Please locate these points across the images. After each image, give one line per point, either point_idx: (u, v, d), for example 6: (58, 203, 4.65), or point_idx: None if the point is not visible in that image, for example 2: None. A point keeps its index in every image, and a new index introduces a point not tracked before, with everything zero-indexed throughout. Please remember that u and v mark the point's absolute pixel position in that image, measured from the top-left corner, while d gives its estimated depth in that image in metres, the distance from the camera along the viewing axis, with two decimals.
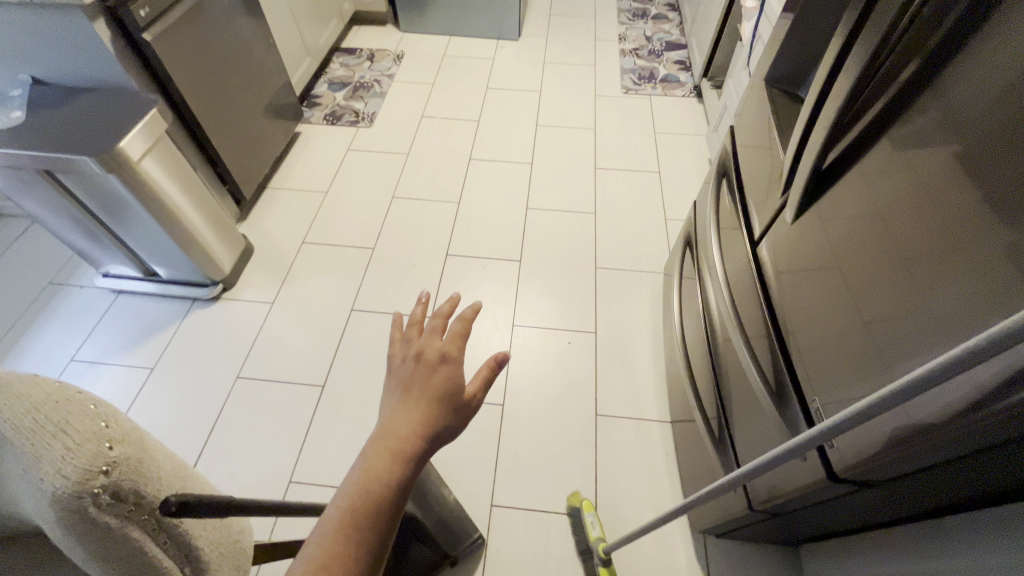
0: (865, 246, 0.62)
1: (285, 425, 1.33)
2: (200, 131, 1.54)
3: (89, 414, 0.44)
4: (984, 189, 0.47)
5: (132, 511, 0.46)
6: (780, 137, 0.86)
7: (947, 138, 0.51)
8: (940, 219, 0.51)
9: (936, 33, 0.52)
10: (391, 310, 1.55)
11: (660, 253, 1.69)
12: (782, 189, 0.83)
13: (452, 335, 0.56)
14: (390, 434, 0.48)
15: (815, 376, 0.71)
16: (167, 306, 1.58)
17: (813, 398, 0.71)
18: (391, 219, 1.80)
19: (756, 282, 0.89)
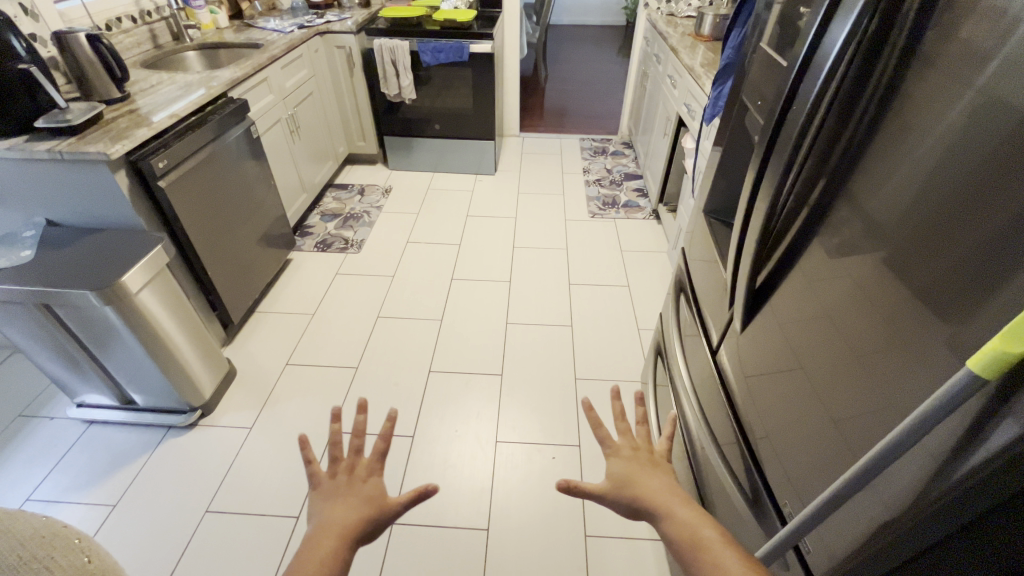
0: (821, 349, 0.69)
1: (253, 564, 1.23)
2: (197, 261, 1.63)
3: (74, 548, 0.46)
4: (911, 291, 0.55)
5: None
6: (721, 258, 1.00)
7: (872, 247, 0.60)
8: (878, 324, 0.59)
9: (841, 166, 0.65)
10: (372, 429, 1.54)
11: (636, 362, 1.76)
12: (728, 304, 0.93)
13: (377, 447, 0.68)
14: (331, 531, 0.59)
15: (789, 475, 0.74)
16: (139, 435, 1.54)
17: (784, 501, 0.75)
18: (375, 338, 1.86)
19: (719, 388, 0.96)
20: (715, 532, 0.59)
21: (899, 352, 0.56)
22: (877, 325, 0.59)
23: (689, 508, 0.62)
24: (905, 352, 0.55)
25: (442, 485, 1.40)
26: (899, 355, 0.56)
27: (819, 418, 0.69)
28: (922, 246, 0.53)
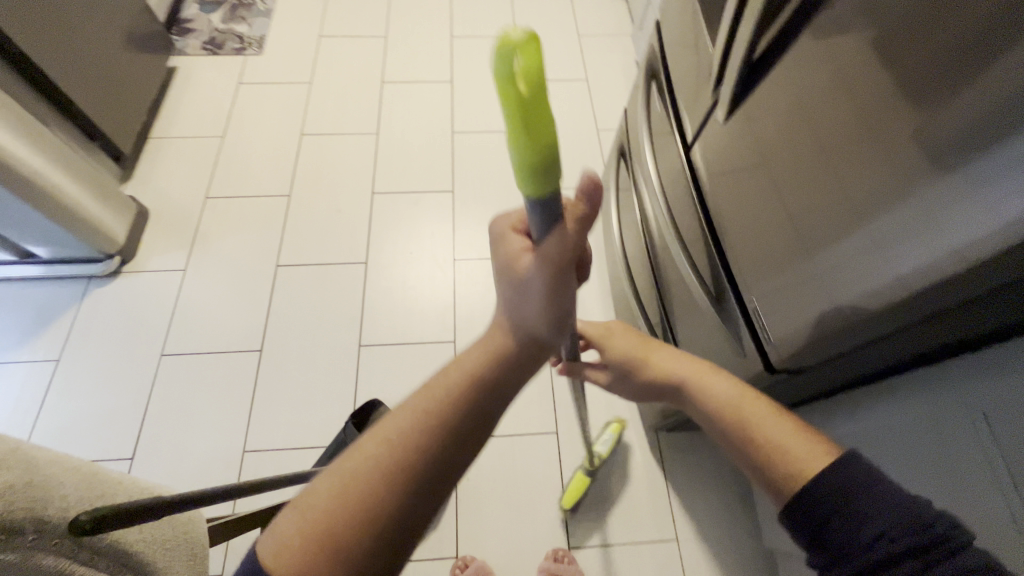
0: (779, 150, 0.63)
1: (228, 397, 1.25)
2: (47, 81, 1.28)
3: None
4: (900, 69, 0.45)
5: (37, 539, 0.41)
6: (708, 31, 0.80)
7: (866, 16, 0.48)
8: (842, 119, 0.52)
9: None
10: (321, 260, 1.44)
11: (595, 167, 1.65)
12: (714, 88, 0.78)
13: (509, 295, 0.46)
14: (380, 442, 0.43)
15: (749, 275, 0.73)
16: (58, 289, 1.38)
17: (747, 296, 0.74)
18: (304, 160, 1.62)
19: (688, 189, 0.88)
20: (759, 404, 0.64)
21: (857, 147, 0.50)
22: (840, 121, 0.52)
23: (724, 380, 0.69)
24: (864, 145, 0.49)
25: (405, 307, 1.39)
26: (858, 151, 0.50)
27: (769, 221, 0.66)
28: (928, 10, 0.43)
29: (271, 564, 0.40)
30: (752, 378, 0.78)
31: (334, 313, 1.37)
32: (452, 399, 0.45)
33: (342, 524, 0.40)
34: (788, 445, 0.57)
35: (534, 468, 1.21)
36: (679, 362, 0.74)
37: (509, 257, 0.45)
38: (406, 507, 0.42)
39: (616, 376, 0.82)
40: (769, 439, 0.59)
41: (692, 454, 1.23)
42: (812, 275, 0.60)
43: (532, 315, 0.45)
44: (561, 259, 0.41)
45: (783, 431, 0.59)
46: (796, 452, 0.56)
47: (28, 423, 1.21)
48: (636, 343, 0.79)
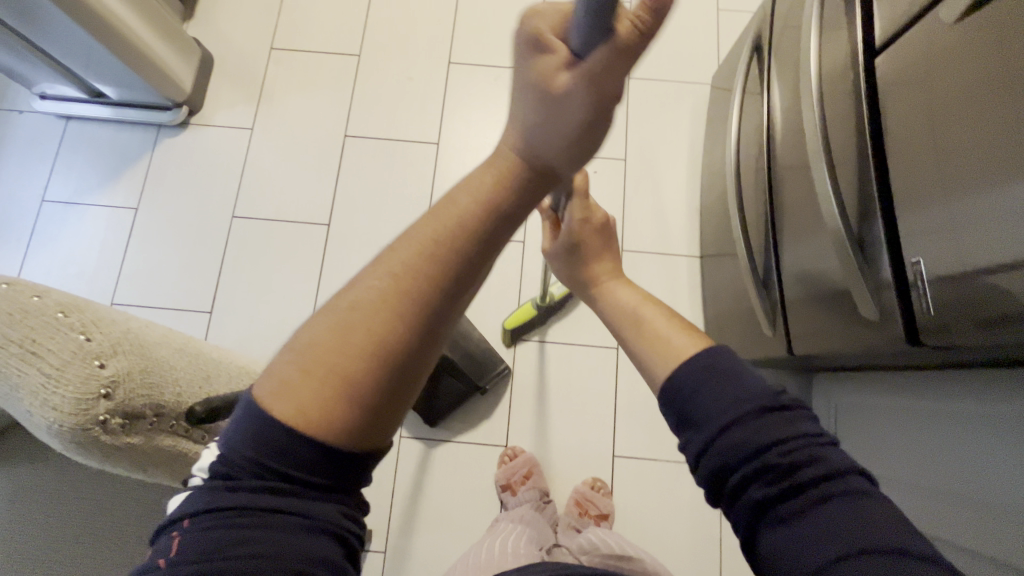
0: (971, 65, 0.55)
1: (297, 267, 1.27)
2: None
3: (84, 358, 0.55)
4: None
5: (157, 418, 0.63)
6: None
7: None
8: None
9: None
10: (391, 135, 1.34)
11: (707, 56, 1.40)
12: None
13: (527, 110, 0.43)
14: (381, 272, 0.39)
15: (908, 240, 0.64)
16: (129, 135, 1.34)
17: (912, 256, 0.63)
18: (375, 12, 1.43)
19: (854, 108, 0.69)
20: (661, 308, 0.60)
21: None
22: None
23: (629, 290, 0.66)
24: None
25: None
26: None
27: (924, 151, 0.60)
28: None
29: (274, 398, 0.37)
30: (883, 343, 0.72)
31: (402, 194, 1.31)
32: (459, 228, 0.40)
33: (347, 357, 0.37)
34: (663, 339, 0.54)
35: (591, 378, 1.21)
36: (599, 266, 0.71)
37: (542, 75, 0.42)
38: (415, 336, 0.38)
39: (555, 260, 0.76)
40: (653, 335, 0.55)
41: None
42: (965, 212, 0.56)
43: (552, 137, 0.42)
44: (594, 85, 0.40)
45: (669, 328, 0.55)
46: (669, 343, 0.53)
47: (115, 269, 1.27)
48: (594, 231, 0.73)
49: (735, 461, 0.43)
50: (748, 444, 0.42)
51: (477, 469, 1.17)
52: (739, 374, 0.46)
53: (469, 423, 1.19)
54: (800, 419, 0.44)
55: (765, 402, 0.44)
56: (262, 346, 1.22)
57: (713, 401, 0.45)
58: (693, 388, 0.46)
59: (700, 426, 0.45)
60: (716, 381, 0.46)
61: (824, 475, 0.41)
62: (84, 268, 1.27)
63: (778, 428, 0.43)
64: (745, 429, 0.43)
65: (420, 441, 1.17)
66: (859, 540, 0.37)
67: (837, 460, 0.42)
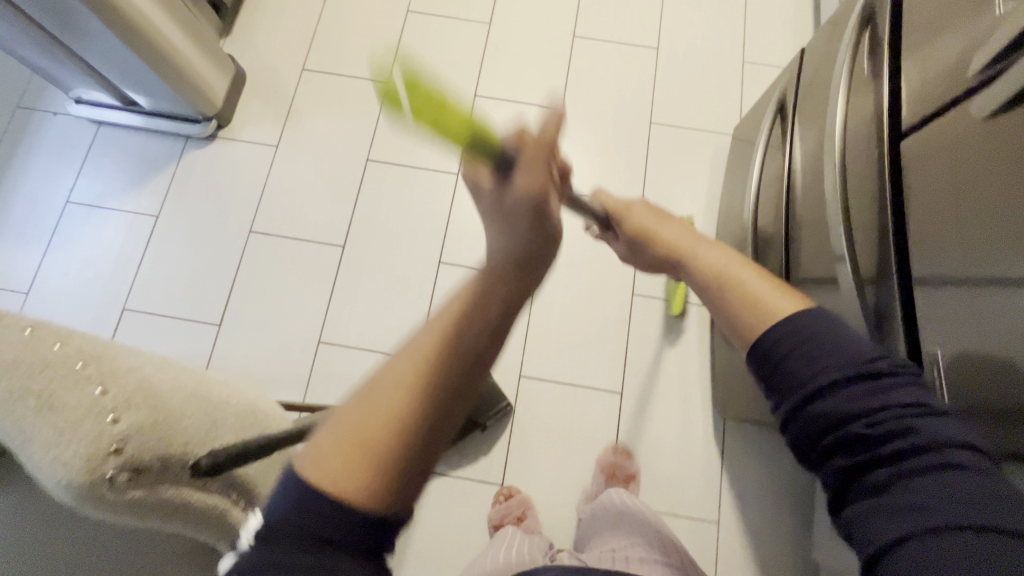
0: (996, 162, 0.55)
1: (309, 286, 1.28)
2: None
3: (97, 408, 0.56)
4: None
5: (165, 474, 0.61)
6: None
7: None
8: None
9: None
10: (413, 162, 1.36)
11: (729, 107, 1.42)
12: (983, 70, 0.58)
13: (494, 231, 0.51)
14: (409, 346, 0.42)
15: (930, 330, 0.63)
16: (158, 144, 1.37)
17: (932, 349, 0.63)
18: (407, 42, 1.46)
19: (878, 188, 0.69)
20: (751, 271, 0.57)
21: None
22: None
23: (711, 247, 0.62)
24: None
25: None
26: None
27: (947, 243, 0.60)
28: None
29: (312, 470, 0.37)
30: None
31: (418, 221, 1.32)
32: (477, 305, 0.43)
33: (381, 429, 0.38)
34: (761, 297, 0.54)
35: (593, 421, 1.20)
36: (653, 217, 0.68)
37: (487, 189, 0.51)
38: (442, 405, 0.40)
39: (626, 246, 0.73)
40: (755, 301, 0.54)
41: (757, 447, 1.18)
42: (983, 310, 0.56)
43: (524, 235, 0.49)
44: (537, 185, 0.48)
45: (764, 287, 0.55)
46: (771, 301, 0.53)
47: (129, 274, 1.28)
48: (646, 211, 0.69)
49: (823, 425, 0.47)
50: (828, 413, 0.46)
51: (471, 505, 1.15)
52: (840, 340, 0.48)
53: (467, 457, 1.18)
54: (894, 387, 0.46)
55: (857, 370, 0.47)
56: (268, 362, 1.22)
57: (815, 368, 0.48)
58: (790, 356, 0.50)
59: (795, 392, 0.49)
60: (813, 348, 0.49)
61: (911, 446, 0.43)
62: (101, 271, 1.29)
63: (868, 400, 0.46)
64: (840, 397, 0.46)
65: None
66: (934, 501, 0.40)
67: (933, 427, 0.44)
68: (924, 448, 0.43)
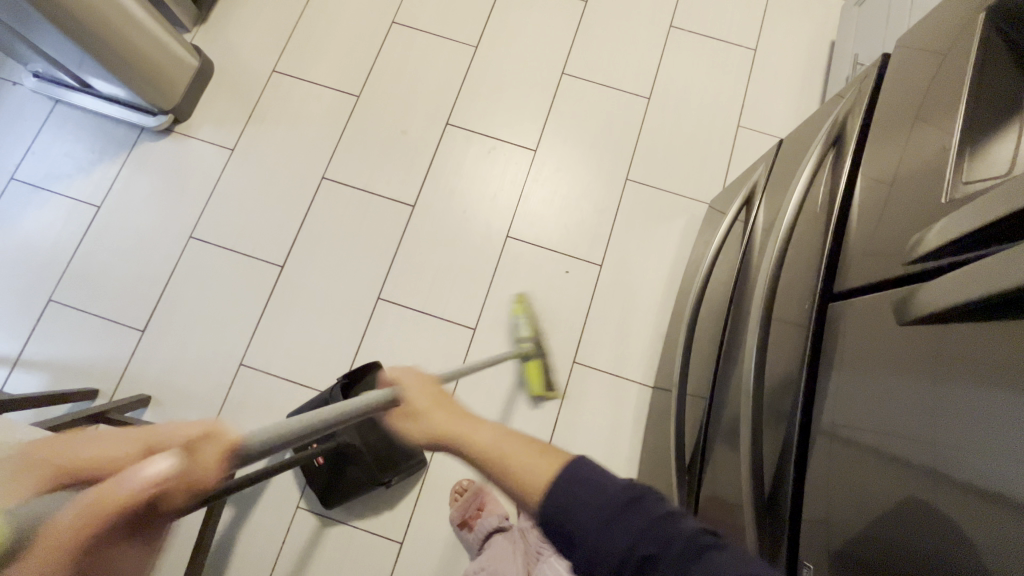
0: (903, 367, 0.47)
1: (240, 305, 1.22)
2: None
3: None
4: None
5: None
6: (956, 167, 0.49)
7: None
8: (1010, 386, 0.38)
9: None
10: (368, 187, 1.29)
11: (713, 174, 1.33)
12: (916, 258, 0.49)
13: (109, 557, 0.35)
14: None
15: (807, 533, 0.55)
16: (111, 132, 1.32)
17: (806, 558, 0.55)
18: (386, 57, 1.39)
19: (798, 345, 0.61)
20: (524, 443, 0.48)
21: (998, 432, 0.38)
22: (988, 387, 0.39)
23: (480, 421, 0.51)
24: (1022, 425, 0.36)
25: (436, 273, 1.25)
26: (1013, 422, 0.37)
27: (845, 437, 0.52)
28: None
29: None
30: None
31: (364, 252, 1.26)
32: None
33: None
34: (516, 473, 0.45)
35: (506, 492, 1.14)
36: (421, 391, 0.57)
37: None
38: None
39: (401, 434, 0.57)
40: (511, 479, 0.45)
41: None
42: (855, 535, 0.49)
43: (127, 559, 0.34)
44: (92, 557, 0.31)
45: (521, 452, 0.47)
46: (527, 470, 0.45)
47: (61, 265, 1.24)
48: (424, 389, 0.57)
49: (620, 560, 0.39)
50: (642, 559, 0.39)
51: (363, 562, 1.10)
52: (590, 481, 0.42)
53: (369, 510, 1.13)
54: (650, 496, 0.41)
55: (619, 498, 0.41)
56: (184, 378, 1.18)
57: (582, 510, 0.41)
58: (552, 513, 0.42)
59: (580, 539, 0.41)
60: (576, 492, 0.42)
61: (692, 547, 0.38)
62: (32, 256, 1.25)
63: (637, 522, 0.40)
64: (622, 533, 0.39)
65: (315, 517, 1.12)
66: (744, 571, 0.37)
67: (686, 521, 0.40)
68: (697, 545, 0.39)
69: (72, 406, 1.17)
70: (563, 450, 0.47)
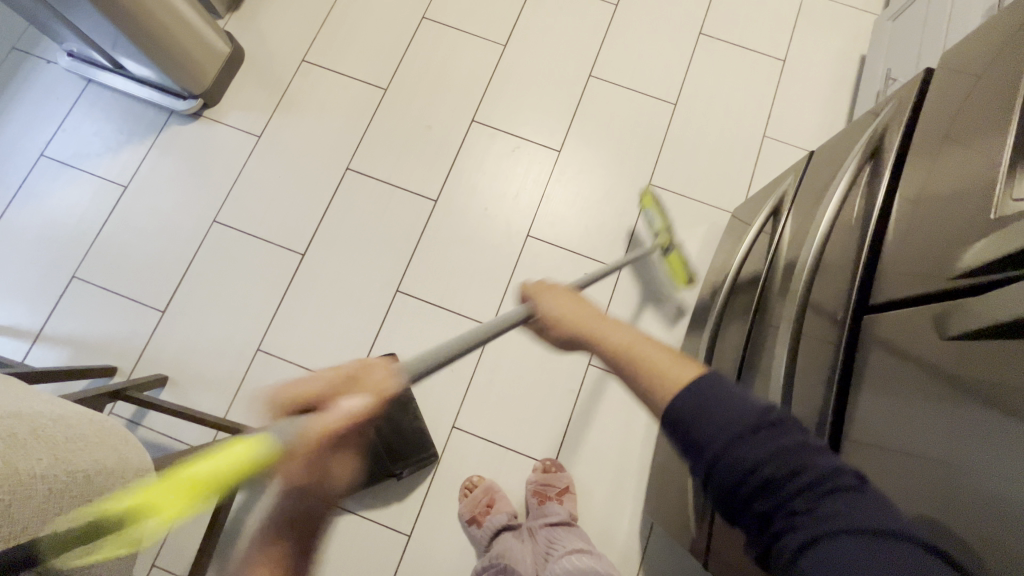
0: (940, 380, 0.47)
1: (260, 291, 1.23)
2: None
3: None
4: None
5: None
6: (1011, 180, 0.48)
7: None
8: None
9: None
10: (392, 180, 1.30)
11: (737, 183, 1.32)
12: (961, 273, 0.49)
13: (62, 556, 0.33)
14: None
15: None
16: (141, 113, 1.33)
17: None
18: (415, 51, 1.40)
19: (829, 355, 0.61)
20: (658, 344, 0.54)
21: None
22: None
23: (615, 324, 0.59)
24: None
25: (456, 268, 1.25)
26: None
27: (876, 447, 0.53)
28: None
29: None
30: None
31: (384, 244, 1.26)
32: None
33: None
34: (652, 366, 0.52)
35: (515, 491, 1.14)
36: (562, 302, 0.64)
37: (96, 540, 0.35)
38: None
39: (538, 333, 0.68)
40: (646, 369, 0.52)
41: (680, 556, 1.11)
42: None
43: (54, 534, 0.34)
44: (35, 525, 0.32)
45: (657, 351, 0.53)
46: (665, 367, 0.51)
47: (85, 242, 1.26)
48: (564, 300, 0.65)
49: (737, 481, 0.43)
50: (767, 477, 0.42)
51: (370, 552, 1.10)
52: (720, 403, 0.46)
53: (378, 501, 1.13)
54: (789, 428, 0.44)
55: (750, 422, 0.44)
56: (201, 360, 1.19)
57: (713, 425, 0.45)
58: (681, 414, 0.47)
59: (704, 448, 0.45)
60: (709, 408, 0.46)
61: (819, 479, 0.41)
62: (57, 232, 1.26)
63: (766, 444, 0.43)
64: (749, 451, 0.43)
65: None
66: (866, 523, 0.39)
67: (828, 458, 0.43)
68: (832, 480, 0.42)
69: (90, 382, 1.18)
70: (699, 362, 0.52)
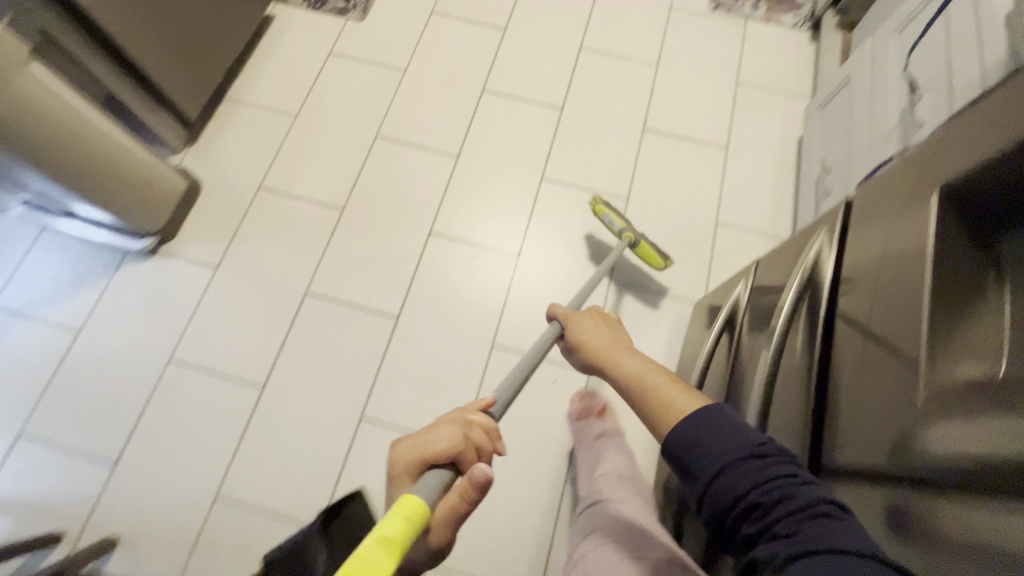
0: None
1: (218, 431, 1.18)
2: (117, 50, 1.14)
3: None
4: None
5: None
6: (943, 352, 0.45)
7: None
8: None
9: None
10: (352, 300, 1.29)
11: (696, 272, 1.33)
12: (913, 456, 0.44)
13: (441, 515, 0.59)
14: None
15: None
16: (96, 256, 1.33)
17: None
18: (370, 170, 1.43)
19: None
20: (670, 377, 0.60)
21: None
22: None
23: (642, 356, 0.66)
24: None
25: (423, 386, 1.22)
26: None
27: None
28: None
29: None
30: None
31: (347, 367, 1.23)
32: None
33: None
34: (662, 403, 0.58)
35: None
36: (597, 332, 0.77)
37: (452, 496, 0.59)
38: None
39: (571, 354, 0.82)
40: (657, 400, 0.58)
41: None
42: None
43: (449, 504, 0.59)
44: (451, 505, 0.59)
45: (669, 389, 0.58)
46: (672, 399, 0.57)
47: (33, 396, 1.21)
48: (598, 330, 0.78)
49: (729, 503, 0.47)
50: (751, 501, 0.46)
51: None
52: (724, 430, 0.51)
53: None
54: (782, 462, 0.48)
55: (747, 450, 0.49)
56: (155, 516, 1.12)
57: (711, 449, 0.50)
58: (687, 440, 0.52)
59: (699, 476, 0.50)
60: (710, 434, 0.51)
61: (797, 506, 0.44)
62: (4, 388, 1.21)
63: (755, 474, 0.47)
64: (738, 477, 0.48)
65: None
66: (829, 542, 0.41)
67: (812, 491, 0.45)
68: (814, 508, 0.44)
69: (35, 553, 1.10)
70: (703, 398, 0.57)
